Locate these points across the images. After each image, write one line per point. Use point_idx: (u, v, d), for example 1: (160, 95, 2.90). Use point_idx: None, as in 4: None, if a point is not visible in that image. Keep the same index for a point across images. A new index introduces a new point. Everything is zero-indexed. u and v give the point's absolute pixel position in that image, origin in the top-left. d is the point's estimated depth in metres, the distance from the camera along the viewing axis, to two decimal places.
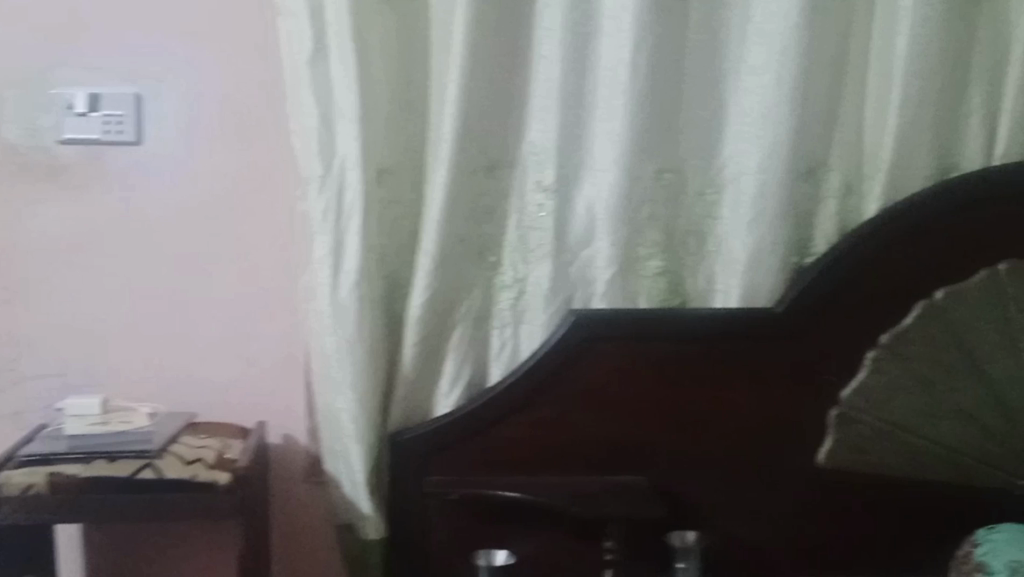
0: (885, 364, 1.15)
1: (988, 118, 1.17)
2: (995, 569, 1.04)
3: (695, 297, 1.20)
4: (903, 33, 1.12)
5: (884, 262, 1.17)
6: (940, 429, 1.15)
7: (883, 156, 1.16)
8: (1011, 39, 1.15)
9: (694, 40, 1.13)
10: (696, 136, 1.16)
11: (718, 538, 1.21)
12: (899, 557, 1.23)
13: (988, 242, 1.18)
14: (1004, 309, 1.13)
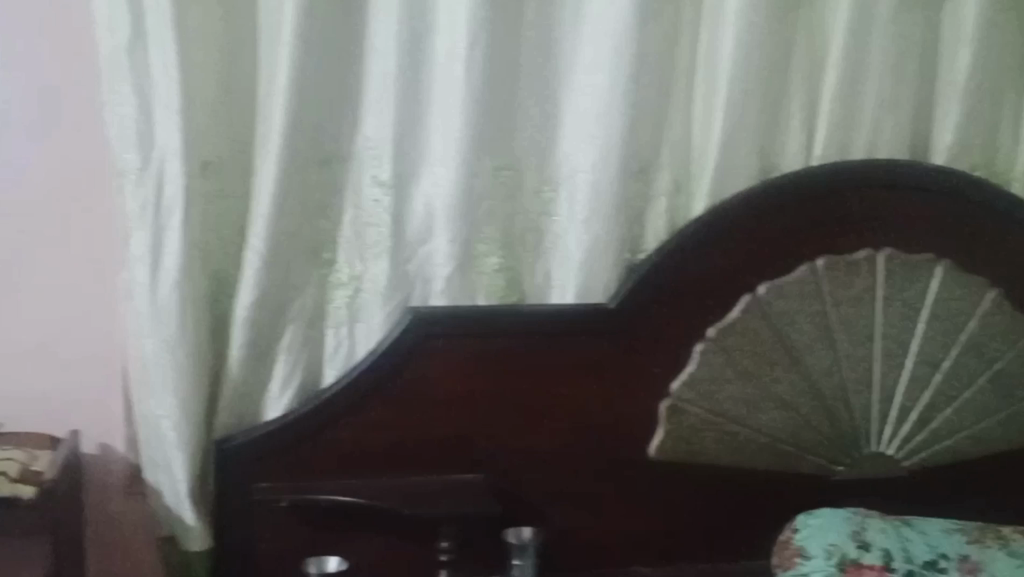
0: (712, 357, 1.21)
1: (806, 121, 1.24)
2: (814, 554, 1.11)
3: (532, 293, 1.20)
4: (728, 39, 1.16)
5: (712, 257, 1.21)
6: (763, 418, 1.24)
7: (708, 157, 1.20)
8: (827, 45, 1.22)
9: (531, 37, 1.13)
10: (532, 133, 1.16)
11: (554, 533, 1.23)
12: (722, 540, 1.29)
13: (804, 239, 1.26)
14: (818, 303, 1.23)
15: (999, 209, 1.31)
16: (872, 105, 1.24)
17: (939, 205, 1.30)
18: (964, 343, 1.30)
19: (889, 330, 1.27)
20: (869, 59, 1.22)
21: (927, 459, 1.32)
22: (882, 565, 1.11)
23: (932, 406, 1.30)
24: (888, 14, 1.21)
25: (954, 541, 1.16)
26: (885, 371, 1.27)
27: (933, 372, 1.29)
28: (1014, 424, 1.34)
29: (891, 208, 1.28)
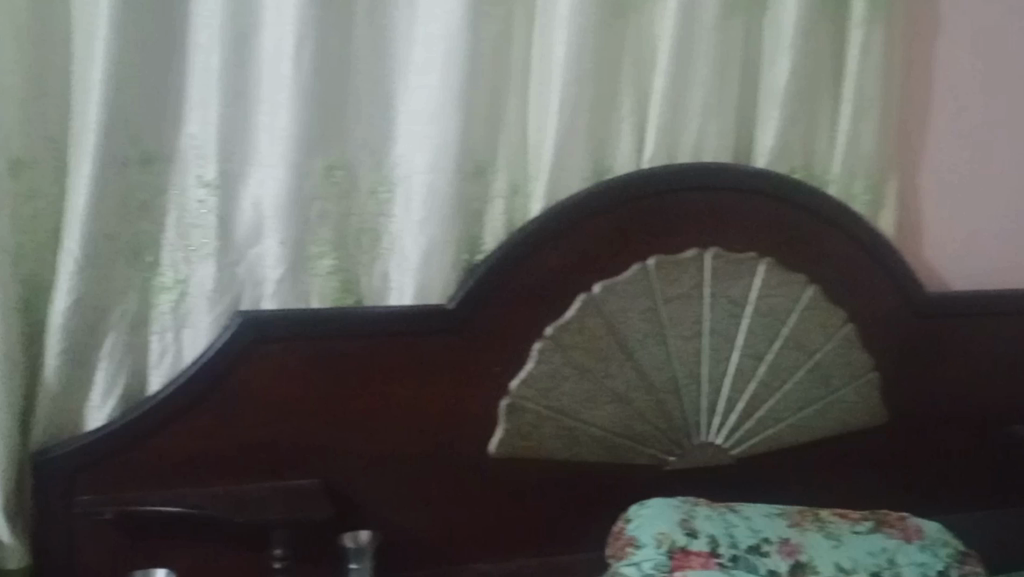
0: (548, 355, 1.26)
1: (637, 122, 1.33)
2: (644, 543, 1.17)
3: (370, 295, 1.21)
4: (561, 41, 1.23)
5: (547, 256, 1.26)
6: (598, 412, 1.30)
7: (543, 159, 1.26)
8: (655, 50, 1.32)
9: (362, 38, 1.16)
10: (365, 135, 1.18)
11: (389, 533, 1.24)
12: (557, 534, 1.33)
13: (635, 241, 1.32)
14: (649, 301, 1.31)
15: (818, 208, 1.40)
16: (698, 104, 1.33)
17: (764, 206, 1.38)
18: (785, 334, 1.39)
19: (716, 325, 1.35)
20: (696, 63, 1.32)
21: (754, 446, 1.40)
22: (709, 551, 1.17)
23: (756, 396, 1.38)
24: (712, 20, 1.32)
25: (778, 525, 1.23)
26: (711, 364, 1.35)
27: (757, 364, 1.38)
28: (831, 412, 1.44)
29: (718, 210, 1.36)
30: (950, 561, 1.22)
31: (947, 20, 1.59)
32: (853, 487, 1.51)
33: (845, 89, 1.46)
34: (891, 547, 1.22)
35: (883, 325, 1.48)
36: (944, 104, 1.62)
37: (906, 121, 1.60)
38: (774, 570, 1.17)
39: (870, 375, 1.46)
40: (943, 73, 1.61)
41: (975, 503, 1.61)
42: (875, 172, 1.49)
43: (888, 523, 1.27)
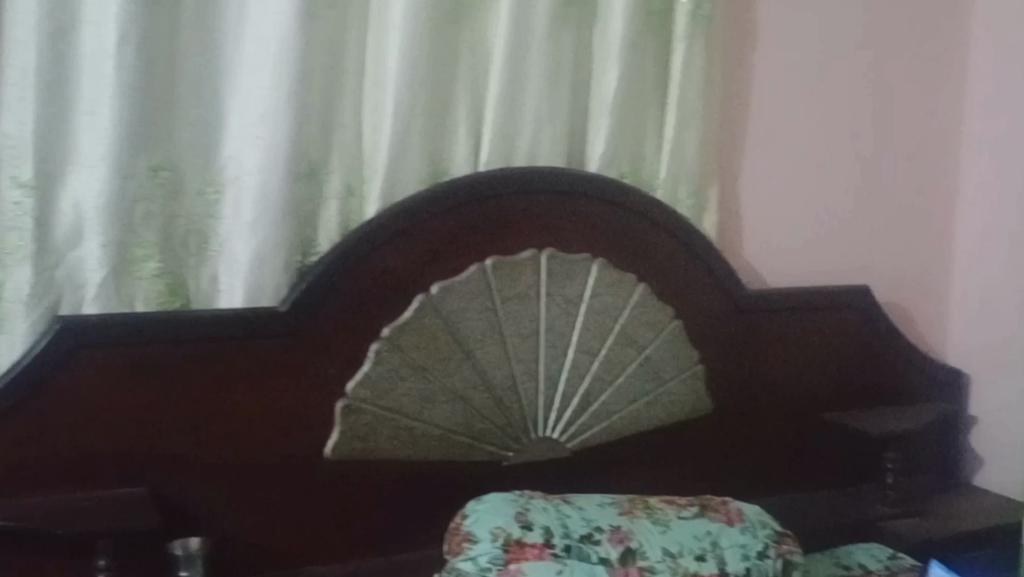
0: (386, 355, 1.29)
1: (472, 126, 1.37)
2: (480, 537, 1.21)
3: (197, 299, 1.23)
4: (395, 45, 1.29)
5: (383, 258, 1.30)
6: (437, 411, 1.33)
7: (378, 159, 1.31)
8: (488, 59, 1.38)
9: (190, 41, 1.19)
10: (191, 137, 1.20)
11: (225, 539, 1.24)
12: (399, 533, 1.35)
13: (471, 243, 1.36)
14: (487, 301, 1.35)
15: (644, 210, 1.48)
16: (531, 110, 1.40)
17: (594, 208, 1.45)
18: (617, 331, 1.45)
19: (551, 324, 1.40)
20: (530, 72, 1.39)
21: (588, 439, 1.45)
22: (543, 542, 1.22)
23: (591, 391, 1.43)
24: (543, 29, 1.39)
25: (609, 514, 1.28)
26: (548, 360, 1.40)
27: (592, 360, 1.43)
28: (660, 403, 1.50)
29: (551, 211, 1.41)
30: (768, 541, 1.31)
31: (760, 37, 1.72)
32: (683, 475, 1.59)
33: (670, 98, 1.54)
34: (715, 530, 1.29)
35: (706, 320, 1.58)
36: (759, 114, 1.74)
37: (725, 130, 1.71)
38: (606, 558, 1.23)
39: (694, 367, 1.53)
40: (756, 85, 1.73)
41: (795, 486, 1.72)
42: (698, 178, 1.57)
43: (713, 507, 1.34)
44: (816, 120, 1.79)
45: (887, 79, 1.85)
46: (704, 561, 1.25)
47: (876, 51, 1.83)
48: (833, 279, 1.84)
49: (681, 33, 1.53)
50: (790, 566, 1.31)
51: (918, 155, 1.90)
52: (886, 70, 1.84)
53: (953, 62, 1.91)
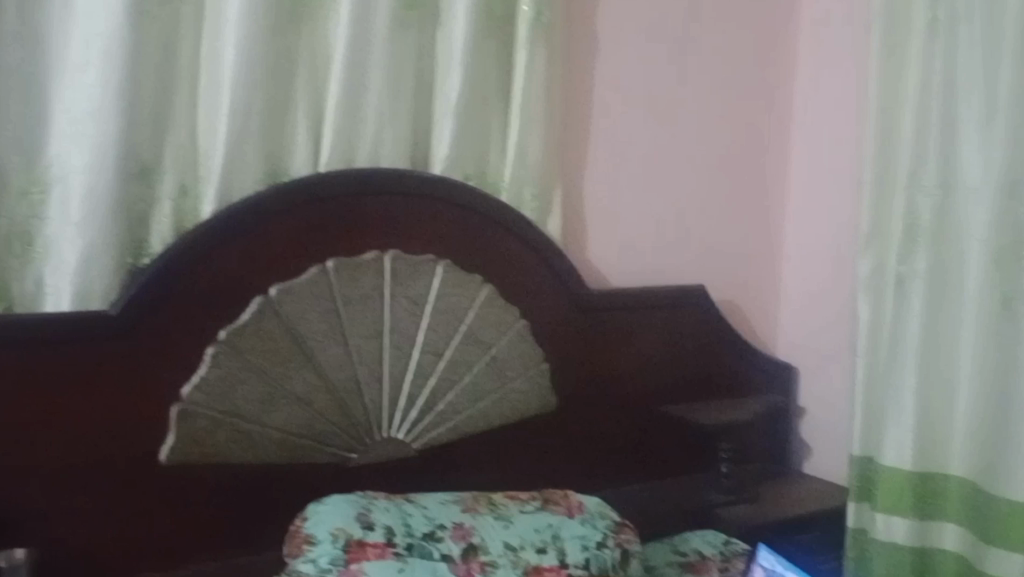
0: (223, 359, 1.28)
1: (311, 128, 1.38)
2: (321, 539, 1.21)
3: (21, 302, 1.21)
4: (229, 46, 1.29)
5: (219, 261, 1.29)
6: (277, 414, 1.33)
7: (213, 160, 1.31)
8: (326, 61, 1.40)
9: (11, 38, 1.17)
10: (14, 136, 1.18)
11: (56, 548, 1.21)
12: (241, 538, 1.34)
13: (311, 246, 1.36)
14: (328, 303, 1.35)
15: (487, 211, 1.51)
16: (373, 111, 1.41)
17: (439, 211, 1.47)
18: (462, 331, 1.47)
19: (395, 326, 1.41)
20: (370, 74, 1.40)
21: (434, 439, 1.47)
22: (385, 541, 1.23)
23: (436, 391, 1.45)
24: (383, 32, 1.41)
25: (451, 511, 1.32)
26: (392, 361, 1.41)
27: (436, 361, 1.45)
28: (506, 402, 1.53)
29: (395, 213, 1.43)
30: (607, 531, 1.36)
31: (599, 47, 1.78)
32: (529, 469, 1.62)
33: (512, 104, 1.57)
34: (555, 523, 1.34)
35: (551, 317, 1.62)
36: (600, 120, 1.80)
37: (567, 135, 1.76)
38: (448, 553, 1.25)
39: (541, 366, 1.57)
40: (597, 92, 1.79)
41: (636, 476, 1.78)
42: (540, 182, 1.61)
43: (554, 501, 1.39)
44: (655, 127, 1.86)
45: (720, 89, 1.94)
46: (545, 553, 1.28)
47: (709, 63, 1.92)
48: (671, 279, 1.92)
49: (522, 41, 1.56)
50: (628, 556, 1.36)
51: (749, 162, 2.00)
52: (719, 81, 1.94)
53: (781, 74, 2.02)
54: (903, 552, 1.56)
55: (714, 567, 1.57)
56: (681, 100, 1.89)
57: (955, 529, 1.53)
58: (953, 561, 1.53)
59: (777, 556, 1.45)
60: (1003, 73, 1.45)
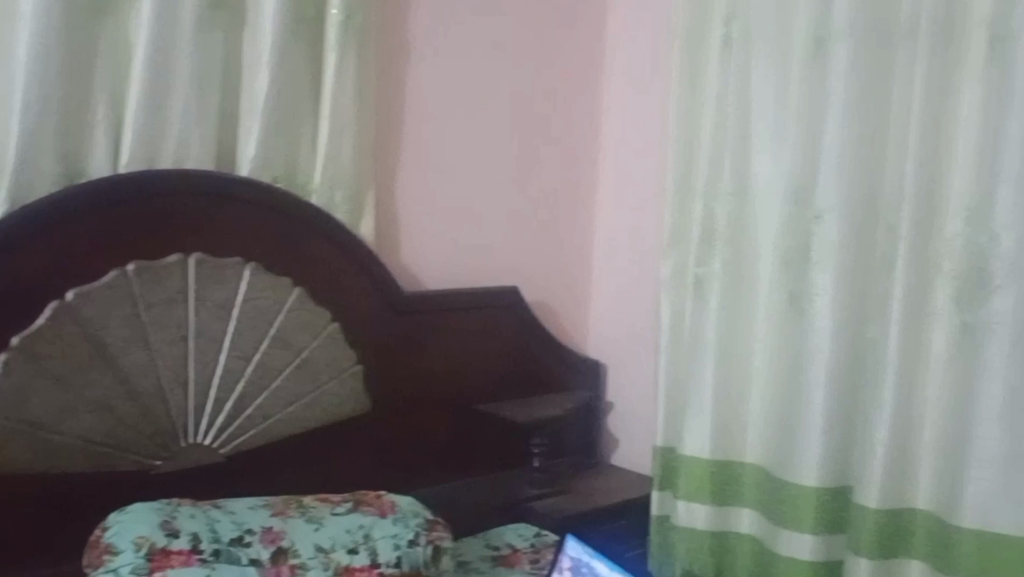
0: (16, 366, 1.24)
1: (112, 127, 1.36)
2: (123, 548, 1.18)
3: None
4: (21, 40, 1.27)
5: (13, 264, 1.26)
6: (77, 422, 1.30)
7: (4, 162, 1.27)
8: (128, 58, 1.37)
9: None
10: None
11: None
12: (44, 551, 1.31)
13: (114, 250, 1.34)
14: (130, 308, 1.33)
15: (298, 214, 1.52)
16: (178, 110, 1.39)
17: (248, 213, 1.47)
18: (272, 335, 1.46)
19: (201, 330, 1.39)
20: (175, 73, 1.39)
21: (245, 444, 1.46)
22: (190, 548, 1.21)
23: (246, 395, 1.44)
24: (188, 31, 1.39)
25: (260, 516, 1.31)
26: (198, 366, 1.39)
27: (246, 364, 1.44)
28: (319, 404, 1.53)
29: (201, 215, 1.41)
30: (419, 529, 1.38)
31: (410, 53, 1.81)
32: (344, 471, 1.63)
33: (322, 107, 1.58)
34: (367, 524, 1.36)
35: (365, 319, 1.63)
36: (414, 124, 1.83)
37: (381, 138, 1.78)
38: (257, 557, 1.25)
39: (354, 367, 1.58)
40: (410, 97, 1.82)
41: (453, 475, 1.82)
42: (353, 184, 1.61)
43: (366, 502, 1.41)
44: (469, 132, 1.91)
45: (531, 96, 2.01)
46: (356, 554, 1.31)
47: (520, 72, 1.98)
48: (485, 280, 1.97)
49: (332, 45, 1.57)
50: (439, 552, 1.38)
51: (558, 168, 2.08)
52: (529, 89, 2.00)
53: (587, 84, 2.11)
54: (702, 537, 1.67)
55: (525, 558, 1.64)
56: (493, 107, 1.94)
57: (749, 513, 1.64)
58: (746, 543, 1.65)
59: (583, 546, 1.52)
60: (790, 90, 1.58)
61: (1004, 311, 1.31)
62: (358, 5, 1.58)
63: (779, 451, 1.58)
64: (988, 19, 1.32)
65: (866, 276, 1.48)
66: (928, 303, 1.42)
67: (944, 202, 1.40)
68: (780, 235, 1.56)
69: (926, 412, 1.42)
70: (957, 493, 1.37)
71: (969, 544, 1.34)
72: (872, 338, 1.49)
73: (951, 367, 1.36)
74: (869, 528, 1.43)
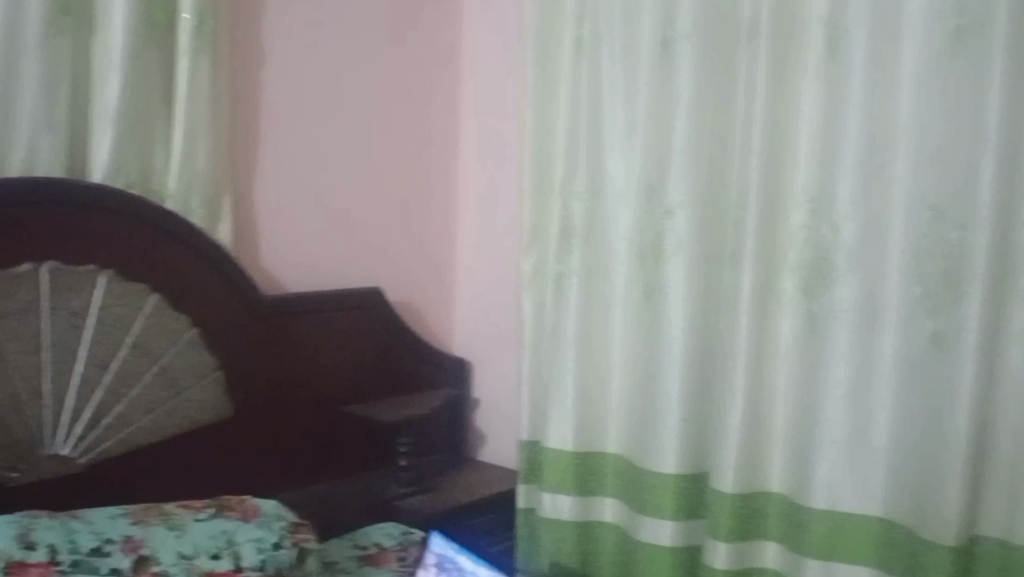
0: None
1: None
2: None
3: None
4: None
5: None
6: None
7: None
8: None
9: None
10: None
11: None
12: None
13: None
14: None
15: (152, 219, 1.51)
16: (28, 117, 1.38)
17: (104, 220, 1.46)
18: (129, 343, 1.49)
19: (56, 340, 1.41)
20: (22, 78, 1.38)
21: (103, 453, 1.46)
22: (48, 561, 1.20)
23: (103, 403, 1.46)
24: (35, 36, 1.38)
25: (121, 525, 1.31)
26: (54, 377, 1.41)
27: (102, 373, 1.46)
28: (177, 412, 1.56)
29: (58, 223, 1.40)
30: (284, 532, 1.40)
31: (265, 56, 1.82)
32: (212, 479, 1.63)
33: (175, 111, 1.57)
34: (230, 528, 1.37)
35: (225, 326, 1.63)
36: (271, 127, 1.83)
37: (238, 141, 1.78)
38: (118, 566, 1.24)
39: (213, 373, 1.61)
40: (267, 99, 1.82)
41: (322, 478, 1.84)
42: (209, 188, 1.61)
43: (229, 507, 1.43)
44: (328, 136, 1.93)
45: (390, 100, 2.04)
46: (219, 559, 1.31)
47: (378, 76, 2.01)
48: (349, 282, 2.00)
49: (185, 49, 1.56)
50: (304, 553, 1.42)
51: (419, 170, 2.12)
52: (387, 93, 2.03)
53: (444, 86, 2.15)
54: (567, 526, 1.75)
55: (392, 557, 1.67)
56: (352, 111, 1.97)
57: (613, 502, 1.72)
58: (609, 531, 1.73)
59: (447, 542, 1.57)
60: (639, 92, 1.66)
61: (847, 298, 1.42)
62: (210, 9, 1.57)
63: (638, 441, 1.66)
64: (824, 20, 1.42)
65: (714, 270, 1.57)
66: (775, 294, 1.51)
67: (787, 197, 1.50)
68: (636, 231, 1.64)
69: (778, 400, 1.50)
70: (808, 475, 1.47)
71: (819, 523, 1.44)
72: (721, 329, 1.58)
73: (796, 354, 1.45)
74: (726, 512, 1.49)
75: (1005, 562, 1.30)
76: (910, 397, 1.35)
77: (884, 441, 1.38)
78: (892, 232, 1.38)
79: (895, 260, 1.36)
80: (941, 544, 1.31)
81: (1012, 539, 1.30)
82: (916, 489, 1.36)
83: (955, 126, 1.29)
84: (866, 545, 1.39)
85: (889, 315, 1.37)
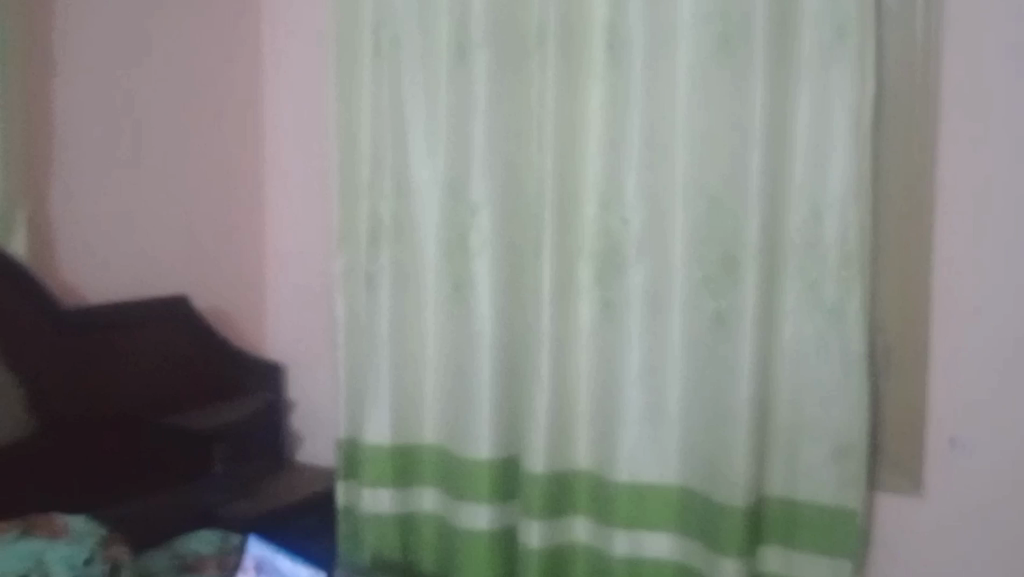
0: None
1: None
2: None
3: None
4: None
5: None
6: None
7: None
8: None
9: None
10: None
11: None
12: None
13: None
14: None
15: None
16: None
17: None
18: None
19: None
20: None
21: None
22: None
23: None
24: None
25: None
26: None
27: None
28: None
29: None
30: (96, 547, 1.42)
31: (53, 64, 1.81)
32: (21, 492, 1.62)
33: None
34: (39, 547, 1.39)
35: (20, 333, 1.68)
36: (64, 136, 1.83)
37: (32, 151, 1.78)
38: None
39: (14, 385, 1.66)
40: (58, 107, 1.82)
41: (144, 489, 1.81)
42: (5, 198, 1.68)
43: (39, 527, 1.44)
44: (127, 145, 1.94)
45: (193, 110, 2.06)
46: None
47: (176, 84, 2.02)
48: (155, 292, 2.01)
49: None
50: (118, 568, 1.43)
51: (224, 178, 2.13)
52: (189, 101, 2.05)
53: (250, 95, 2.17)
54: (388, 519, 1.84)
55: (211, 564, 1.68)
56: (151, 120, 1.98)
57: (433, 492, 1.82)
58: (429, 521, 1.83)
59: (267, 544, 1.62)
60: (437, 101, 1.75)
61: (636, 285, 1.57)
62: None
63: (454, 429, 1.76)
64: (605, 25, 1.57)
65: (516, 265, 1.70)
66: (573, 285, 1.65)
67: (578, 195, 1.64)
68: (442, 228, 1.74)
69: (580, 381, 1.65)
70: (610, 452, 1.63)
71: (625, 496, 1.59)
72: (527, 319, 1.72)
73: (596, 340, 1.61)
74: (537, 491, 1.63)
75: (790, 520, 1.50)
76: (695, 372, 1.52)
77: (677, 415, 1.55)
78: (671, 225, 1.55)
79: (677, 251, 1.53)
80: (732, 507, 1.48)
81: (795, 498, 1.49)
82: (709, 459, 1.53)
83: (717, 132, 1.48)
84: (665, 513, 1.56)
85: (676, 301, 1.54)
